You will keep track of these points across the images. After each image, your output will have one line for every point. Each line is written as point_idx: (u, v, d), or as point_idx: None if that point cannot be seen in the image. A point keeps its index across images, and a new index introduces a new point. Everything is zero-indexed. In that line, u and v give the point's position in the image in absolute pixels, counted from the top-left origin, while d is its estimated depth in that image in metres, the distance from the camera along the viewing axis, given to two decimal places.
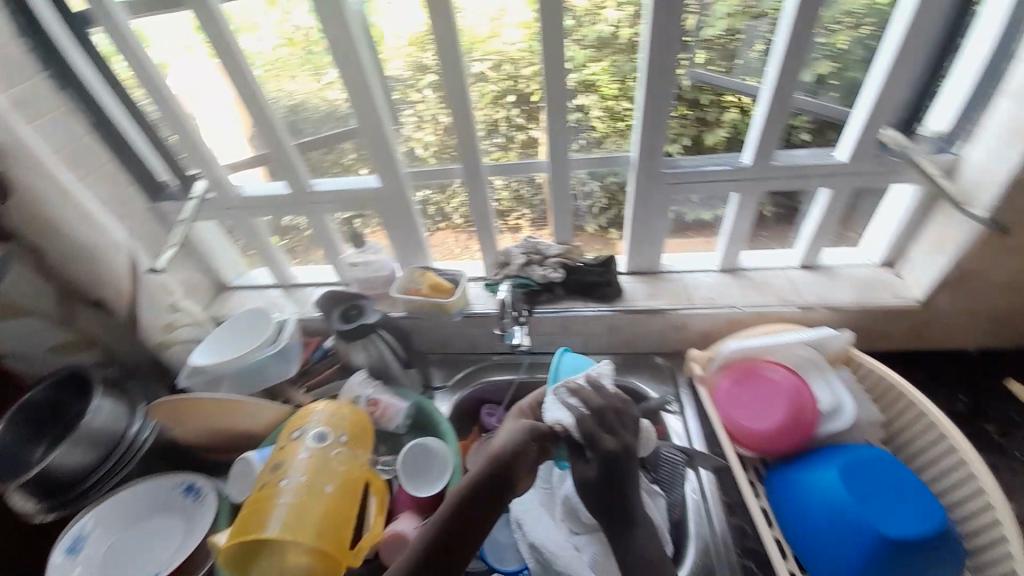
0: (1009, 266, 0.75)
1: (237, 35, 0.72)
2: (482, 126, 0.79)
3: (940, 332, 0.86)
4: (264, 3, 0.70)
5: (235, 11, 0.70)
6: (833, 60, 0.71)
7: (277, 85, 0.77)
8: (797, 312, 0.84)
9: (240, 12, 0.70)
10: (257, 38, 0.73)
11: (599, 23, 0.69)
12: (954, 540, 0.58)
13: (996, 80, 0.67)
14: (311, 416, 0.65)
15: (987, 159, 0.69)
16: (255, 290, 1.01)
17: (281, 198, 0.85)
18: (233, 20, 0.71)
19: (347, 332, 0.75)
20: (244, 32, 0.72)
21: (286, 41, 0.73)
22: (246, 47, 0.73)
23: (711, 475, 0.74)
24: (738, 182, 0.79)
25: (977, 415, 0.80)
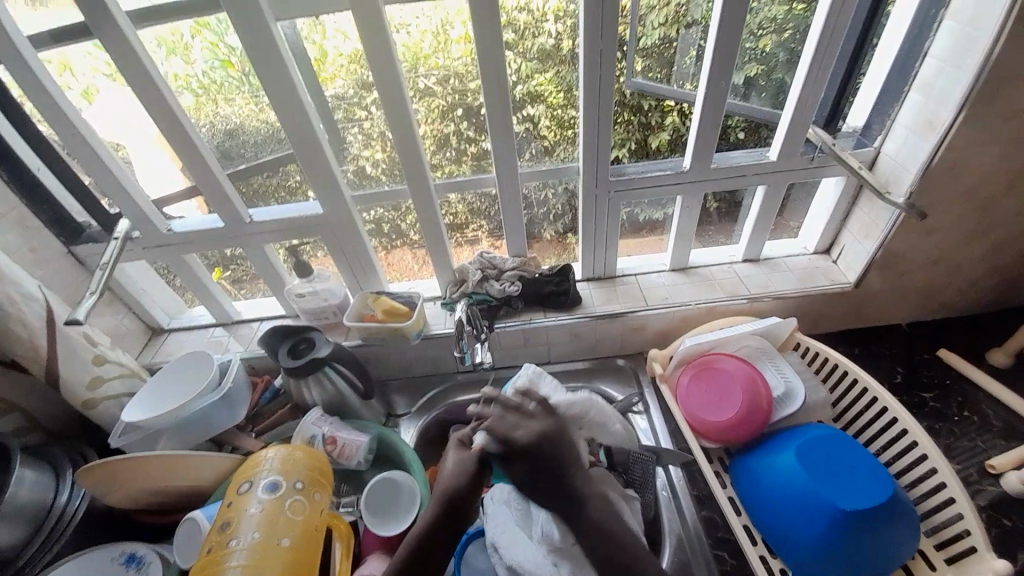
0: (929, 244, 0.81)
1: (164, 59, 0.66)
2: (431, 142, 0.77)
3: (875, 311, 0.92)
4: (193, 25, 0.65)
5: (163, 33, 0.65)
6: (759, 62, 0.74)
7: (214, 110, 0.72)
8: (746, 304, 0.88)
9: (166, 33, 0.65)
10: (181, 65, 0.68)
11: (540, 35, 0.69)
12: (909, 508, 0.60)
13: (907, 77, 0.73)
14: (261, 464, 0.61)
15: (904, 148, 0.74)
16: (197, 331, 0.95)
17: (219, 230, 0.80)
18: (163, 42, 0.66)
19: (294, 368, 0.71)
20: (176, 55, 0.67)
21: (220, 63, 0.68)
22: (177, 70, 0.68)
23: (680, 472, 0.75)
24: (681, 186, 0.82)
25: (914, 385, 0.86)
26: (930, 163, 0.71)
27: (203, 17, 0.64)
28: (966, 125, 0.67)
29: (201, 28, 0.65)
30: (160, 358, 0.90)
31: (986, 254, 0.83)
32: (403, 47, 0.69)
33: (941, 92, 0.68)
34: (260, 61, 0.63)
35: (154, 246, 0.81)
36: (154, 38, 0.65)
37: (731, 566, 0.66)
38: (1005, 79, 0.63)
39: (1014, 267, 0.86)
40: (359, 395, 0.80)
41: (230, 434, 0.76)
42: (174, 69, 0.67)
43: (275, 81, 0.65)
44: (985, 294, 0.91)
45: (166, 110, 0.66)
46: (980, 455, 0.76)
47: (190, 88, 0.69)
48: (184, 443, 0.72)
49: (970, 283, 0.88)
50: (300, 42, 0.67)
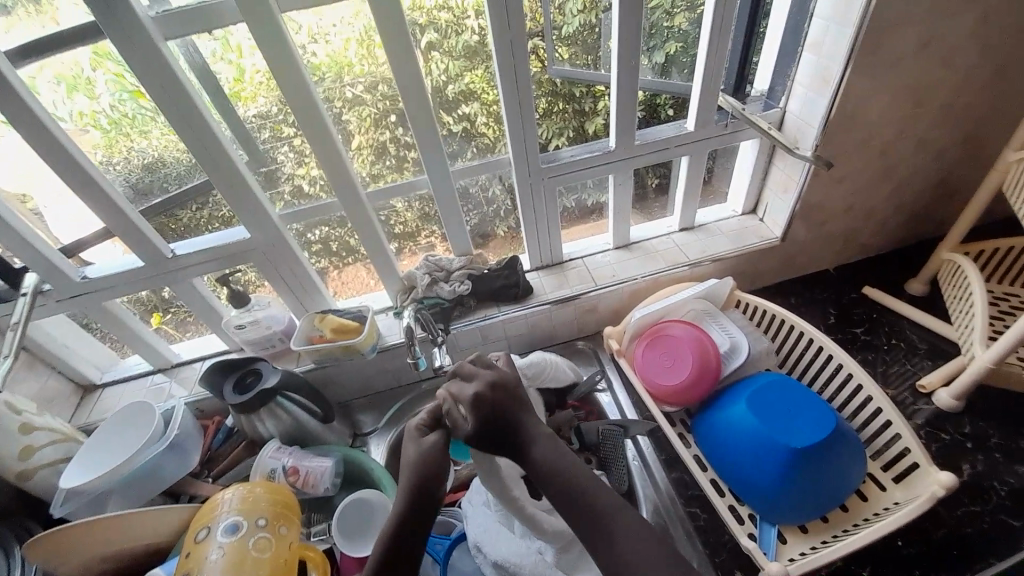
0: (843, 192, 0.87)
1: (62, 97, 0.61)
2: (368, 152, 0.76)
3: (805, 259, 0.98)
4: (91, 55, 0.60)
5: (61, 69, 0.60)
6: (677, 40, 0.76)
7: (127, 145, 0.67)
8: (688, 271, 0.92)
9: (63, 70, 0.60)
10: (75, 101, 0.62)
11: (463, 33, 0.68)
12: (850, 435, 0.65)
13: (799, 38, 0.78)
14: (219, 507, 0.58)
15: (806, 106, 0.80)
16: (132, 382, 0.90)
17: (146, 271, 0.75)
18: (63, 79, 0.61)
19: (243, 403, 0.67)
20: (78, 91, 0.62)
21: (129, 94, 0.63)
22: (81, 107, 0.63)
23: (647, 439, 0.79)
24: (613, 165, 0.84)
25: (846, 322, 0.92)
26: (829, 117, 0.76)
27: (103, 47, 0.59)
28: (857, 77, 0.72)
29: (101, 59, 0.60)
30: (96, 417, 0.84)
31: (893, 193, 0.91)
32: (325, 57, 0.66)
33: (830, 48, 0.73)
34: (164, 87, 0.59)
35: (73, 297, 0.75)
36: (53, 76, 0.60)
37: (704, 519, 0.70)
38: (883, 32, 0.68)
39: (919, 203, 0.95)
40: (318, 419, 0.78)
41: (186, 482, 0.72)
42: (78, 106, 0.63)
43: (182, 106, 0.61)
44: (897, 232, 0.99)
45: (65, 152, 0.61)
46: (912, 378, 0.83)
47: (98, 125, 0.64)
48: (136, 501, 0.68)
49: (884, 223, 0.96)
50: (208, 62, 0.63)
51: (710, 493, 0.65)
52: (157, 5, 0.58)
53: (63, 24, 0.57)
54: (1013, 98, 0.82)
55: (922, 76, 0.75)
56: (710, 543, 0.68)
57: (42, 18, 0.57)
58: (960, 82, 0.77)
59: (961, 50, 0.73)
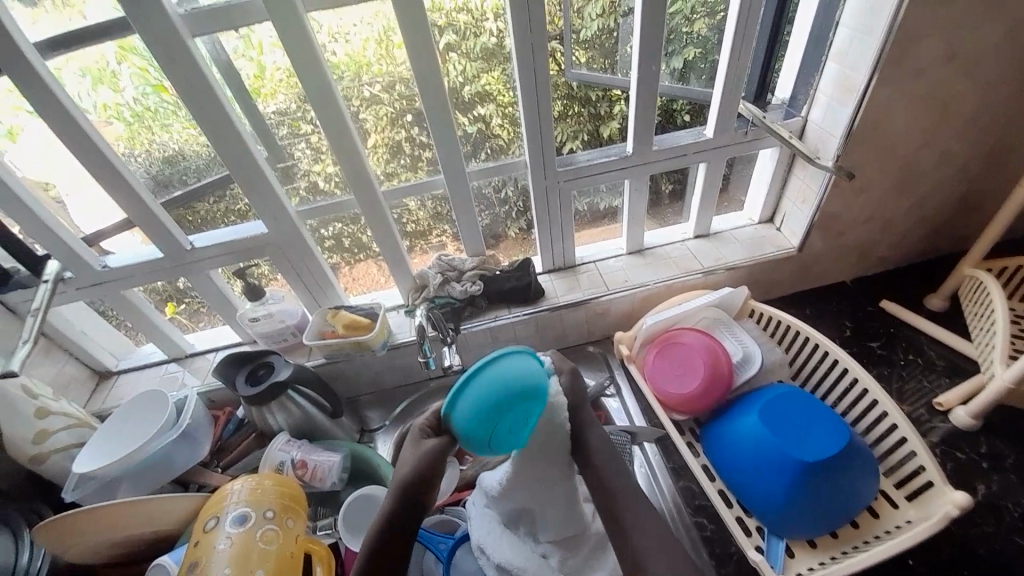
0: (862, 203, 0.86)
1: (88, 89, 0.63)
2: (383, 150, 0.76)
3: (821, 270, 0.97)
4: (117, 50, 0.61)
5: (87, 62, 0.61)
6: (697, 46, 0.76)
7: (149, 137, 0.68)
8: (701, 278, 0.91)
9: (89, 62, 0.61)
10: (100, 94, 0.63)
11: (481, 35, 0.69)
12: (863, 450, 0.64)
13: (820, 47, 0.77)
14: (228, 497, 0.59)
15: (829, 115, 0.79)
16: (147, 370, 0.91)
17: (163, 262, 0.76)
18: (88, 71, 0.62)
19: (255, 396, 0.68)
20: (103, 84, 0.63)
21: (152, 88, 0.64)
22: (106, 100, 0.64)
23: (654, 446, 0.78)
24: (627, 171, 0.84)
25: (861, 336, 0.91)
26: (852, 128, 0.75)
27: (128, 41, 0.60)
28: (881, 87, 0.71)
29: (126, 53, 0.61)
30: (110, 403, 0.86)
31: (914, 205, 0.89)
32: (344, 56, 0.67)
33: (854, 57, 0.72)
34: (187, 82, 0.60)
35: (91, 286, 0.77)
36: (78, 69, 0.61)
37: (711, 531, 0.69)
38: (908, 41, 0.67)
39: (941, 215, 0.93)
40: (327, 414, 0.79)
41: (195, 472, 0.73)
42: (103, 98, 0.64)
43: (205, 101, 0.62)
44: (917, 246, 0.97)
45: (89, 143, 0.62)
46: (928, 395, 0.82)
47: (121, 117, 0.66)
48: (147, 488, 0.69)
49: (903, 236, 0.94)
50: (230, 59, 0.64)
51: (719, 503, 0.64)
52: (184, 2, 0.59)
53: (90, 18, 0.58)
54: None
55: (948, 88, 0.73)
56: (715, 554, 0.67)
57: (70, 9, 0.58)
58: (987, 94, 0.75)
59: (989, 61, 0.71)
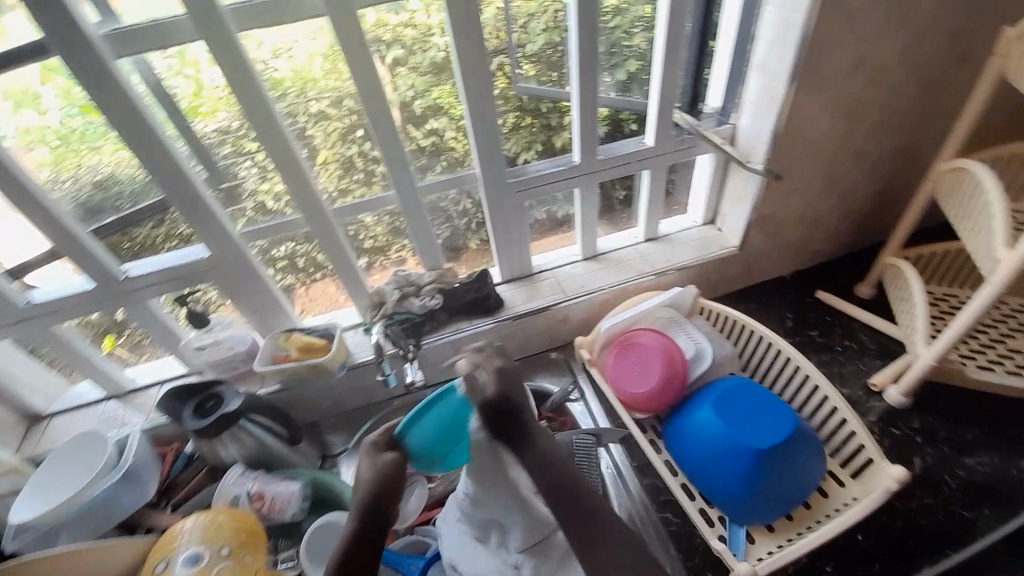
0: (793, 201, 0.92)
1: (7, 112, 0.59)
2: (334, 166, 0.75)
3: (763, 266, 1.03)
4: (41, 70, 0.57)
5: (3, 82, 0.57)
6: (638, 59, 0.80)
7: (78, 161, 0.64)
8: (654, 279, 0.94)
9: (9, 84, 0.57)
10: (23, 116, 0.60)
11: (429, 49, 0.69)
12: (809, 434, 0.68)
13: (745, 60, 0.83)
14: (179, 537, 0.56)
15: (755, 122, 0.85)
16: (83, 411, 0.85)
17: (96, 292, 0.71)
18: (8, 93, 0.58)
19: (202, 428, 0.65)
20: (27, 107, 0.60)
21: (79, 109, 0.60)
22: (29, 123, 0.60)
23: (620, 447, 0.80)
24: (577, 179, 0.86)
25: (802, 326, 0.97)
26: (777, 132, 0.81)
27: (52, 61, 0.57)
28: (799, 94, 0.77)
29: (50, 74, 0.58)
30: (42, 448, 0.79)
31: (839, 203, 0.97)
32: (288, 72, 0.66)
33: (774, 69, 0.78)
34: (114, 103, 0.57)
35: (16, 322, 0.71)
36: None
37: (677, 524, 0.72)
38: (818, 54, 0.73)
39: (863, 210, 1.01)
40: (285, 442, 0.75)
41: (142, 515, 0.68)
42: (25, 122, 0.60)
43: (137, 124, 0.59)
44: (846, 239, 1.06)
45: (6, 169, 0.58)
46: (864, 377, 0.88)
47: (46, 141, 0.62)
48: (86, 537, 0.64)
49: (832, 230, 1.02)
50: (163, 78, 0.61)
51: (682, 498, 0.67)
52: (108, 23, 0.56)
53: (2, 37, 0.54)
54: (939, 113, 0.89)
55: (858, 95, 0.81)
56: (682, 547, 0.69)
57: None
58: (891, 100, 0.83)
59: (890, 70, 0.79)
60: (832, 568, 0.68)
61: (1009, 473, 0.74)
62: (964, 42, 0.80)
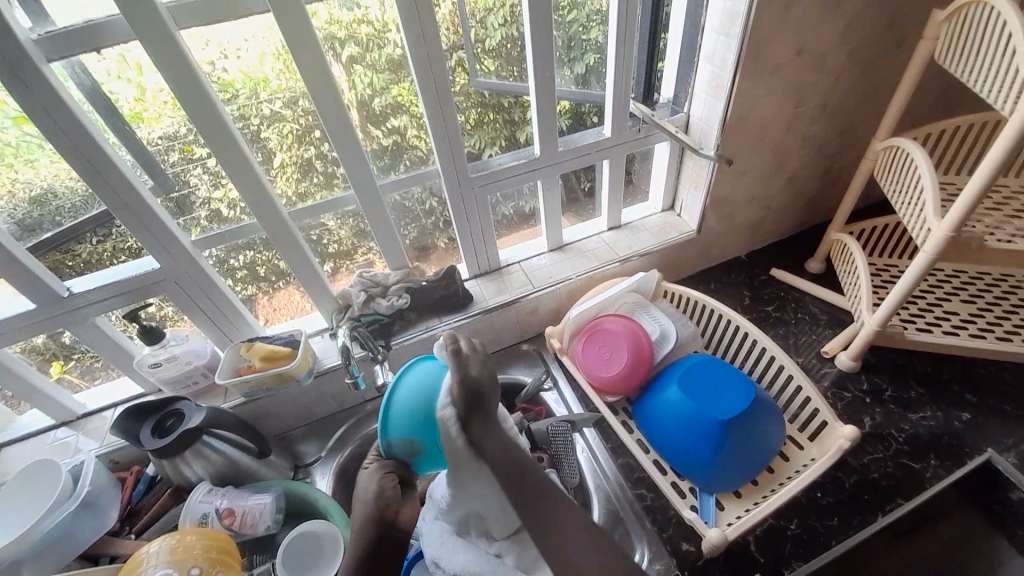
0: (745, 184, 0.96)
1: None
2: (292, 169, 0.74)
3: (721, 248, 1.07)
4: None
5: None
6: (595, 51, 0.81)
7: (11, 176, 0.60)
8: (618, 266, 0.97)
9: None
10: None
11: (386, 46, 0.68)
12: (768, 403, 0.72)
13: (694, 49, 0.86)
14: (145, 561, 0.54)
15: (707, 109, 0.88)
16: (30, 441, 0.80)
17: (37, 314, 0.67)
18: None
19: (162, 448, 0.62)
20: None
21: (12, 119, 0.56)
22: None
23: (595, 431, 0.82)
24: (540, 172, 0.87)
25: (759, 303, 1.02)
26: (728, 118, 0.84)
27: None
28: (746, 82, 0.80)
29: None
30: None
31: (787, 183, 1.02)
32: (238, 74, 0.64)
33: (721, 57, 0.81)
34: (43, 109, 0.53)
35: None
36: None
37: (651, 500, 0.74)
38: (762, 41, 0.77)
39: (810, 190, 1.07)
40: (253, 456, 0.74)
41: (104, 543, 0.65)
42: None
43: (72, 132, 0.56)
44: (795, 218, 1.11)
45: None
46: (817, 346, 0.94)
47: None
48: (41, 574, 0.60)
49: (782, 210, 1.08)
50: (103, 83, 0.58)
51: (654, 474, 0.69)
52: (39, 27, 0.53)
53: None
54: (875, 94, 0.95)
55: (801, 79, 0.85)
56: (657, 521, 0.72)
57: None
58: (831, 83, 0.88)
59: (828, 56, 0.83)
60: (796, 526, 0.72)
61: (951, 424, 0.80)
62: (896, 26, 0.85)
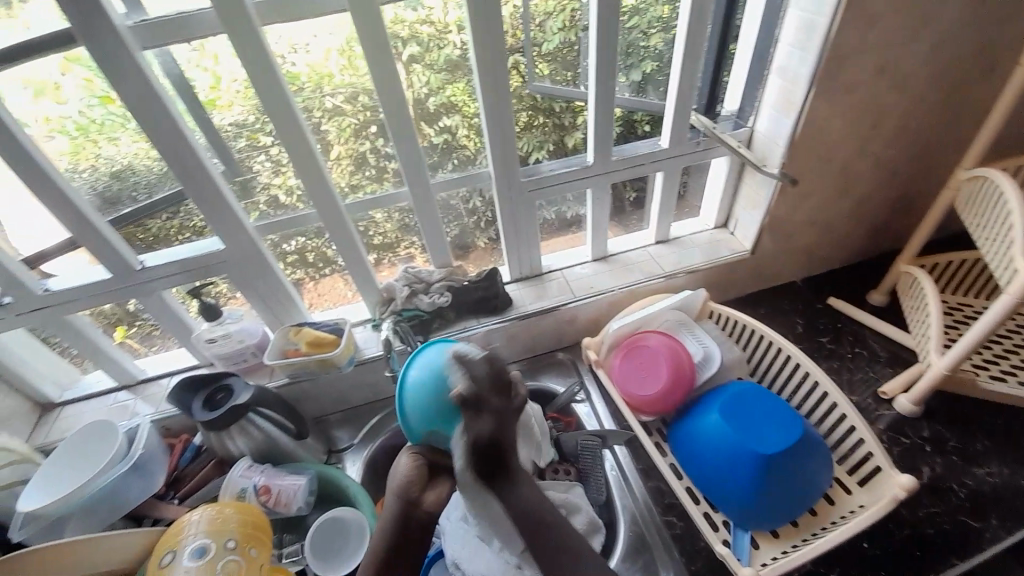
0: (807, 206, 0.91)
1: (34, 101, 0.59)
2: (347, 162, 0.76)
3: (774, 271, 1.02)
4: (60, 61, 0.58)
5: (24, 74, 0.58)
6: (654, 60, 0.79)
7: (94, 151, 0.65)
8: (663, 282, 0.94)
9: (30, 74, 0.58)
10: (58, 105, 0.60)
11: (445, 47, 0.69)
12: (817, 441, 0.67)
13: (764, 62, 0.82)
14: (186, 528, 0.57)
15: (773, 126, 0.84)
16: (95, 400, 0.86)
17: (111, 283, 0.72)
18: (28, 84, 0.58)
19: (211, 420, 0.65)
20: (44, 96, 0.60)
21: (98, 99, 0.61)
22: (48, 113, 0.61)
23: (625, 449, 0.80)
24: (589, 180, 0.86)
25: (812, 332, 0.96)
26: (795, 136, 0.80)
27: (73, 52, 0.57)
28: (819, 100, 0.76)
29: (71, 64, 0.58)
30: (55, 436, 0.81)
31: (853, 208, 0.96)
32: (305, 67, 0.66)
33: (794, 72, 0.77)
34: (131, 93, 0.57)
35: (33, 310, 0.72)
36: (17, 82, 0.58)
37: (681, 528, 0.71)
38: (842, 57, 0.72)
39: (878, 217, 1.00)
40: (292, 436, 0.76)
41: (150, 504, 0.69)
42: (44, 110, 0.60)
43: (154, 115, 0.59)
44: (858, 245, 1.05)
45: (30, 159, 0.59)
46: (874, 385, 0.87)
47: (64, 131, 0.63)
48: (94, 527, 0.65)
49: (846, 236, 1.01)
50: (183, 70, 0.62)
51: (686, 502, 0.66)
52: (134, 14, 0.57)
53: (31, 29, 0.55)
54: (963, 118, 0.87)
55: (878, 99, 0.79)
56: (685, 550, 0.69)
57: (10, 21, 0.54)
58: (913, 105, 0.82)
59: (912, 76, 0.78)
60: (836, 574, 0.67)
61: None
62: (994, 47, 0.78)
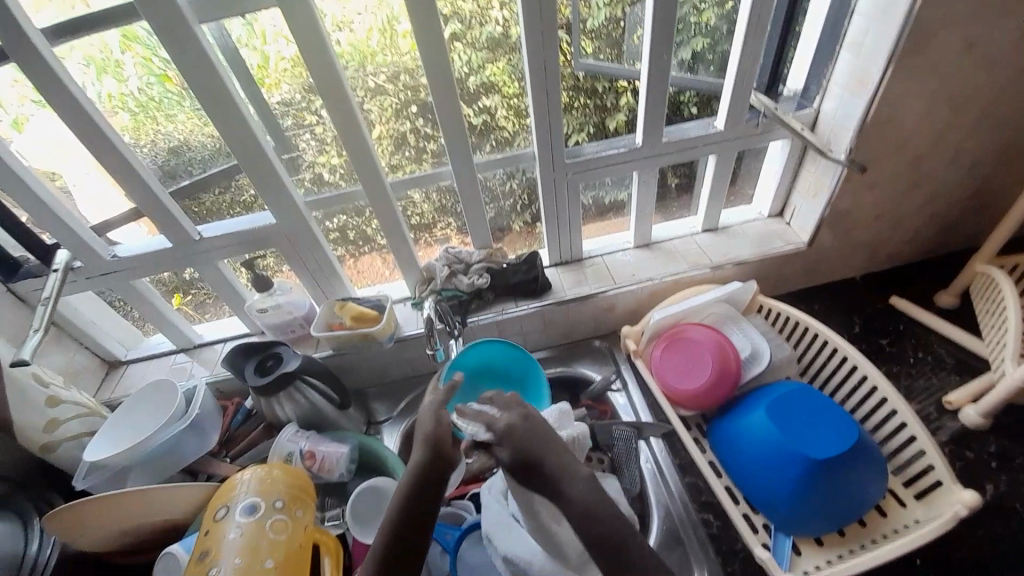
0: (873, 198, 0.85)
1: (98, 78, 0.62)
2: (388, 142, 0.76)
3: (830, 267, 0.96)
4: (119, 38, 0.60)
5: (89, 51, 0.60)
6: (705, 36, 0.75)
7: (153, 128, 0.68)
8: (709, 273, 0.90)
9: (94, 51, 0.60)
10: (121, 80, 0.63)
11: (487, 24, 0.67)
12: (873, 450, 0.64)
13: (837, 37, 0.75)
14: (238, 486, 0.60)
15: (841, 108, 0.77)
16: (156, 360, 0.92)
17: (170, 252, 0.76)
18: (91, 61, 0.61)
19: (264, 386, 0.68)
20: (106, 74, 0.62)
21: (156, 77, 0.63)
22: (110, 90, 0.63)
23: (662, 443, 0.78)
24: (636, 163, 0.83)
25: (870, 333, 0.90)
26: (865, 121, 0.74)
27: (130, 29, 0.59)
28: (896, 81, 0.69)
29: (129, 40, 0.60)
30: (120, 392, 0.87)
31: (925, 202, 0.88)
32: (348, 45, 0.66)
33: (870, 49, 0.70)
34: (188, 69, 0.59)
35: (101, 276, 0.77)
36: (81, 57, 0.60)
37: (717, 527, 0.69)
38: (926, 33, 0.65)
39: (953, 212, 0.91)
40: (335, 406, 0.80)
41: (204, 462, 0.74)
42: (106, 88, 0.63)
43: (210, 91, 0.61)
44: (927, 242, 0.97)
45: (96, 131, 0.62)
46: (937, 394, 0.81)
47: (125, 108, 0.65)
48: (155, 477, 0.70)
49: (913, 232, 0.93)
50: (235, 46, 0.63)
51: (726, 501, 0.64)
52: None
53: (92, 6, 0.57)
54: None
55: (964, 82, 0.71)
56: (721, 550, 0.67)
57: None
58: (1007, 87, 0.73)
59: (1007, 55, 0.69)
60: None
61: None
62: None
